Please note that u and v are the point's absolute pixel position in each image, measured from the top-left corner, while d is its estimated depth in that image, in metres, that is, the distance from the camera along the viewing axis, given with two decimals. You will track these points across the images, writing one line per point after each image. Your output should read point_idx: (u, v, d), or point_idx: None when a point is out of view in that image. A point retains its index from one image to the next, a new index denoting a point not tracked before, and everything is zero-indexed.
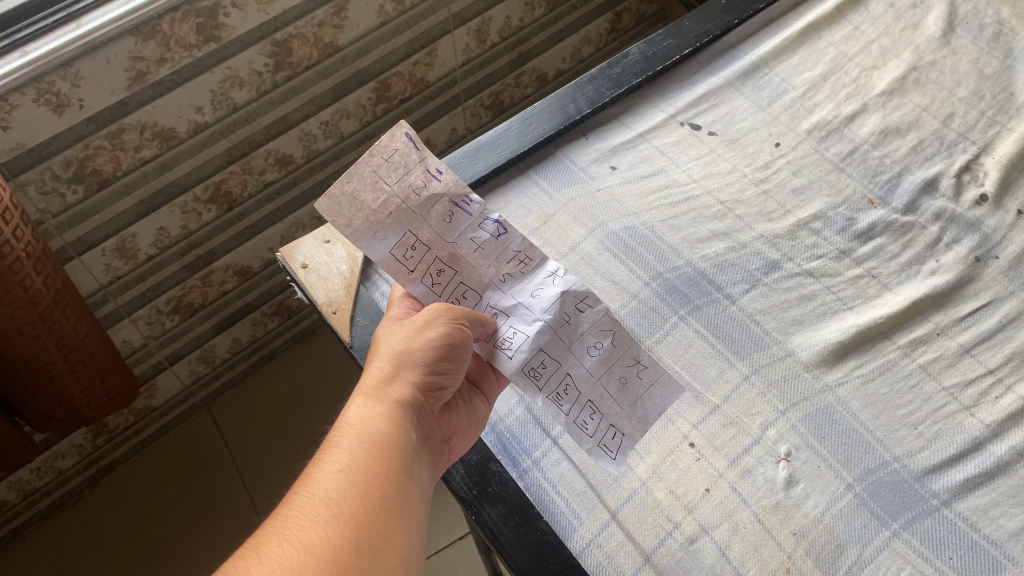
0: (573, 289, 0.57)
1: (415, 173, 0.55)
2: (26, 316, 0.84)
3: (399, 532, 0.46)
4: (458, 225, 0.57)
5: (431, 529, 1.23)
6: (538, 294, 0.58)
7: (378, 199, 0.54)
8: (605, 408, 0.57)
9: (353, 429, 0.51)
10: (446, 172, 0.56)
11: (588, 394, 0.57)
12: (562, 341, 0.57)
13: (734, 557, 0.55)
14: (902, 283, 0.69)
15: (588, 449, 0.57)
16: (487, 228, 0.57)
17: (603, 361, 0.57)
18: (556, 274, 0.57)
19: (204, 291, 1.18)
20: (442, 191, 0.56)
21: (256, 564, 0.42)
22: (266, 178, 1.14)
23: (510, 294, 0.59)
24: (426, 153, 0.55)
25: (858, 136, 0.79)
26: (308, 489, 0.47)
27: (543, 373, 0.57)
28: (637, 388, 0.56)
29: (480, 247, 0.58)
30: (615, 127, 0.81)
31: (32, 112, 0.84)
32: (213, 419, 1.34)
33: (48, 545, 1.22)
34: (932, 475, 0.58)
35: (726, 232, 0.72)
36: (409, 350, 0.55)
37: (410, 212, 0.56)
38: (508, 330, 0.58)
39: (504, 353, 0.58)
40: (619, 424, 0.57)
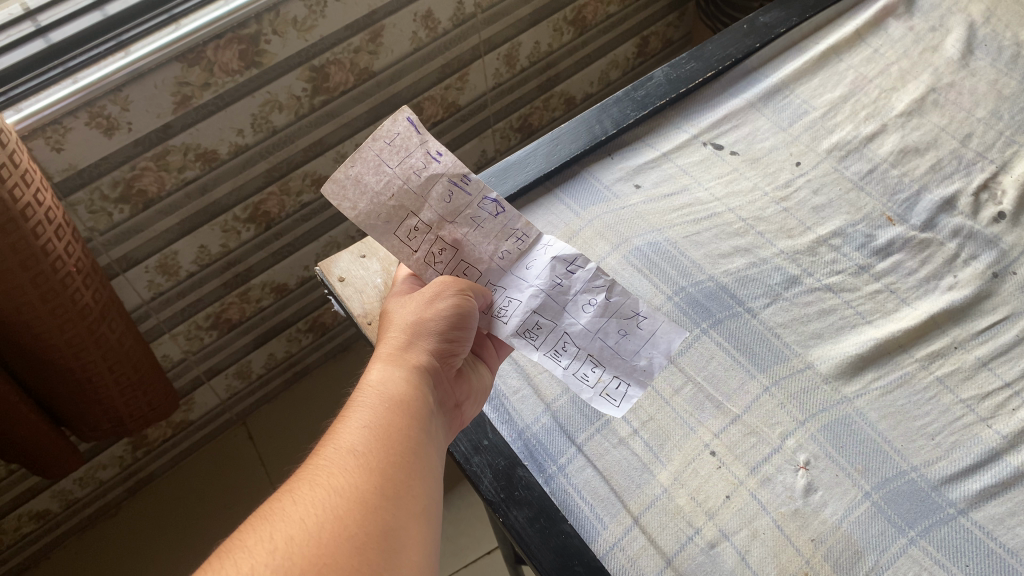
0: (562, 254, 0.62)
1: (416, 155, 0.59)
2: (75, 328, 0.88)
3: (421, 483, 0.48)
4: (459, 205, 0.61)
5: (460, 542, 1.24)
6: (533, 264, 0.63)
7: (381, 181, 0.58)
8: (605, 359, 0.60)
9: (374, 389, 0.53)
10: (446, 153, 0.59)
11: (586, 348, 0.60)
12: (556, 303, 0.62)
13: (753, 562, 0.57)
14: (920, 298, 0.70)
15: (589, 400, 0.59)
16: (486, 207, 0.61)
17: (596, 317, 0.61)
18: (549, 244, 0.63)
19: (242, 307, 1.22)
20: (442, 172, 0.60)
21: (290, 505, 0.44)
22: (303, 199, 1.18)
23: (508, 268, 0.63)
24: (427, 136, 0.59)
25: (878, 156, 0.81)
26: (335, 442, 0.49)
27: (538, 333, 0.61)
28: (636, 340, 0.60)
29: (479, 226, 0.62)
30: (640, 147, 0.84)
31: (85, 134, 0.89)
32: (248, 433, 1.38)
33: (87, 554, 1.26)
34: (949, 484, 0.59)
35: (748, 248, 0.74)
36: (422, 320, 0.58)
37: (413, 193, 0.59)
38: (504, 299, 0.62)
39: (501, 319, 0.62)
40: (622, 377, 0.60)
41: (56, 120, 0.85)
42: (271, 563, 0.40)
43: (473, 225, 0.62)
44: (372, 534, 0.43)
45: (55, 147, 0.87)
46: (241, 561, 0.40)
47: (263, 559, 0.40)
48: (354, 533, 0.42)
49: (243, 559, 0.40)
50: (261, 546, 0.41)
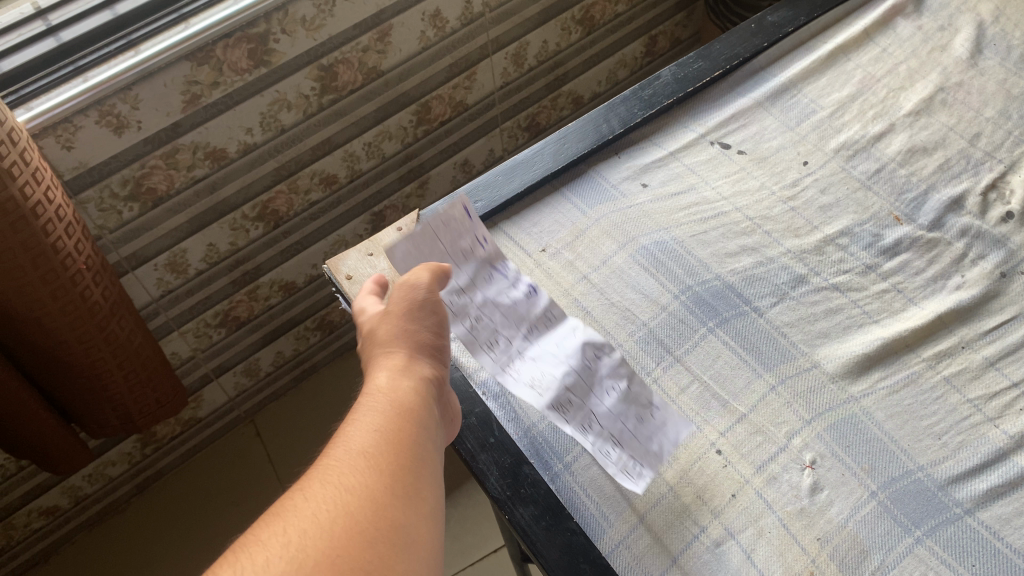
0: (591, 340, 0.66)
1: (467, 239, 0.67)
2: (85, 325, 0.89)
3: (431, 487, 0.48)
4: (481, 271, 0.68)
5: (466, 540, 1.24)
6: (556, 343, 0.66)
7: (429, 252, 0.65)
8: (625, 440, 0.62)
9: (381, 393, 0.53)
10: (491, 242, 0.68)
11: (608, 428, 0.62)
12: (584, 385, 0.64)
13: (759, 561, 0.57)
14: (927, 297, 0.70)
15: (613, 474, 0.60)
16: (518, 289, 0.68)
17: (618, 400, 0.64)
18: (576, 329, 0.67)
19: (251, 305, 1.22)
20: (485, 255, 0.67)
21: (300, 504, 0.44)
22: (311, 198, 1.18)
23: (532, 344, 0.66)
24: (478, 226, 0.67)
25: (885, 155, 0.81)
26: (344, 443, 0.49)
27: (570, 408, 0.63)
28: (650, 427, 0.62)
29: (491, 285, 0.68)
30: (647, 146, 0.84)
31: (95, 133, 0.89)
32: (256, 431, 1.38)
33: (96, 550, 1.26)
34: (956, 484, 0.59)
35: (754, 247, 0.74)
36: (407, 316, 0.59)
37: (451, 261, 0.66)
38: (533, 369, 0.64)
39: (536, 390, 0.63)
40: (640, 458, 0.61)
41: (67, 118, 0.86)
42: (285, 560, 0.40)
43: (503, 302, 0.67)
44: (385, 530, 0.43)
45: (65, 145, 0.88)
46: (254, 560, 0.40)
47: (277, 557, 0.40)
48: (367, 533, 0.42)
49: (257, 555, 0.41)
50: (273, 543, 0.41)
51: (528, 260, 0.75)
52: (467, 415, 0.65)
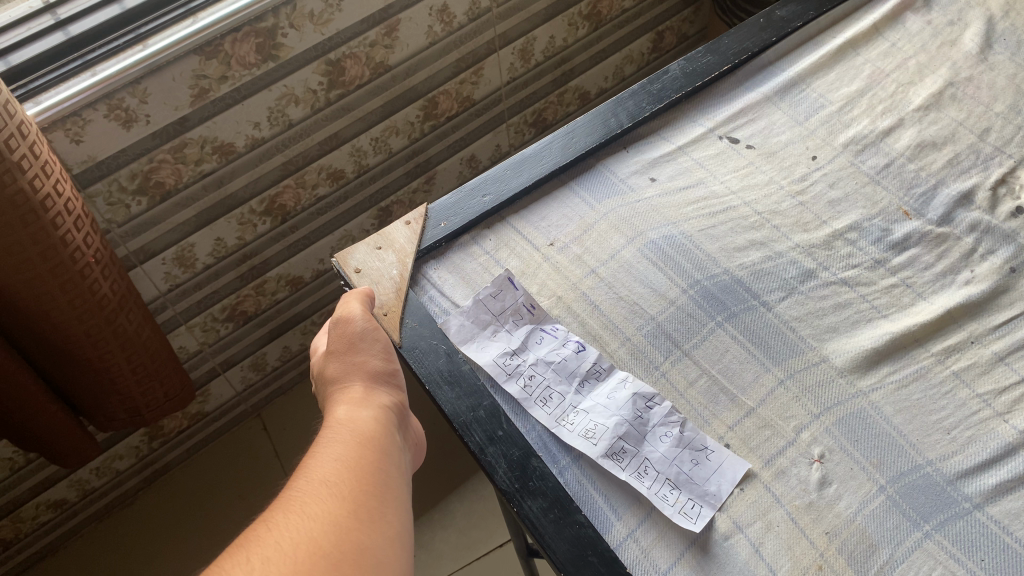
0: (642, 390, 0.66)
1: (510, 301, 0.72)
2: (93, 318, 0.89)
3: (391, 509, 0.51)
4: (510, 309, 0.72)
5: (472, 535, 1.24)
6: (612, 396, 0.66)
7: (477, 317, 0.72)
8: (681, 483, 0.61)
9: (341, 427, 0.57)
10: (526, 291, 0.72)
11: (664, 472, 0.62)
12: (637, 433, 0.64)
13: (767, 554, 0.57)
14: (937, 292, 0.70)
15: (670, 516, 0.59)
16: (569, 347, 0.69)
17: (673, 446, 0.63)
18: (627, 380, 0.67)
19: (258, 300, 1.22)
20: (519, 300, 0.72)
21: (266, 530, 0.47)
22: (319, 193, 1.18)
23: (587, 396, 0.67)
24: (522, 292, 0.72)
25: (894, 150, 0.80)
26: (307, 473, 0.52)
27: (624, 456, 0.63)
28: (706, 469, 0.62)
29: (516, 316, 0.72)
30: (655, 141, 0.84)
31: (104, 127, 0.89)
32: (263, 425, 1.39)
33: (103, 543, 1.27)
34: (965, 479, 0.59)
35: (763, 242, 0.74)
36: (350, 349, 0.64)
37: (493, 317, 0.72)
38: (588, 422, 0.65)
39: (589, 440, 0.64)
40: (697, 499, 0.60)
41: (76, 112, 0.86)
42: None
43: (557, 360, 0.69)
44: (348, 551, 0.46)
45: (74, 139, 0.88)
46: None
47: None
48: (328, 551, 0.45)
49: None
50: (239, 564, 0.44)
51: (537, 254, 0.75)
52: (475, 408, 0.65)
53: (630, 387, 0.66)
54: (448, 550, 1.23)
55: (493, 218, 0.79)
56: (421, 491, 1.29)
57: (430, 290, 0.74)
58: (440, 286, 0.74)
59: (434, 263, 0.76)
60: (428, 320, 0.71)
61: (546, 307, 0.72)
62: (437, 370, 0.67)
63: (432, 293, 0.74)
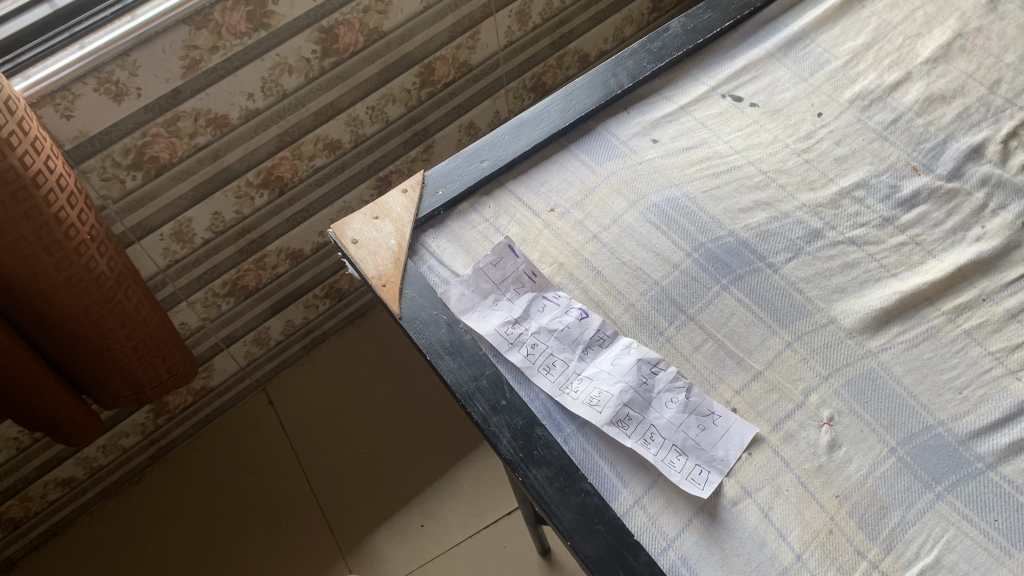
0: (646, 356, 0.65)
1: (510, 268, 0.71)
2: (91, 296, 0.88)
3: None
4: (509, 275, 0.71)
5: (480, 504, 1.24)
6: (617, 363, 0.65)
7: (478, 284, 0.70)
8: (688, 449, 0.60)
9: None
10: (526, 258, 0.71)
11: (671, 439, 0.61)
12: (642, 400, 0.63)
13: (776, 519, 0.56)
14: (947, 249, 0.68)
15: (676, 483, 0.59)
16: (572, 314, 0.68)
17: (679, 412, 0.63)
18: (631, 346, 0.65)
19: (258, 274, 1.21)
20: (519, 267, 0.71)
21: None
22: (316, 164, 1.16)
23: (591, 364, 0.66)
24: (522, 258, 0.71)
25: (902, 105, 0.78)
26: None
27: (630, 423, 0.62)
28: (713, 435, 0.61)
29: (518, 284, 0.70)
30: (657, 101, 0.82)
31: (94, 101, 0.88)
32: (269, 399, 1.38)
33: (112, 519, 1.27)
34: (977, 438, 0.58)
35: (768, 202, 0.72)
36: None
37: (493, 284, 0.70)
38: (593, 389, 0.64)
39: (594, 408, 0.63)
40: (704, 464, 0.59)
41: (64, 86, 0.85)
42: None
43: (559, 328, 0.68)
44: None
45: (64, 114, 0.87)
46: None
47: None
48: None
49: None
50: None
51: (537, 221, 0.74)
52: (478, 378, 0.64)
53: (634, 352, 0.65)
54: (457, 519, 1.23)
55: (492, 184, 0.77)
56: (429, 462, 1.29)
57: (429, 260, 0.73)
58: (439, 256, 0.73)
59: (433, 231, 0.75)
60: (428, 290, 0.70)
61: (548, 275, 0.70)
62: (438, 341, 0.66)
63: (431, 263, 0.73)
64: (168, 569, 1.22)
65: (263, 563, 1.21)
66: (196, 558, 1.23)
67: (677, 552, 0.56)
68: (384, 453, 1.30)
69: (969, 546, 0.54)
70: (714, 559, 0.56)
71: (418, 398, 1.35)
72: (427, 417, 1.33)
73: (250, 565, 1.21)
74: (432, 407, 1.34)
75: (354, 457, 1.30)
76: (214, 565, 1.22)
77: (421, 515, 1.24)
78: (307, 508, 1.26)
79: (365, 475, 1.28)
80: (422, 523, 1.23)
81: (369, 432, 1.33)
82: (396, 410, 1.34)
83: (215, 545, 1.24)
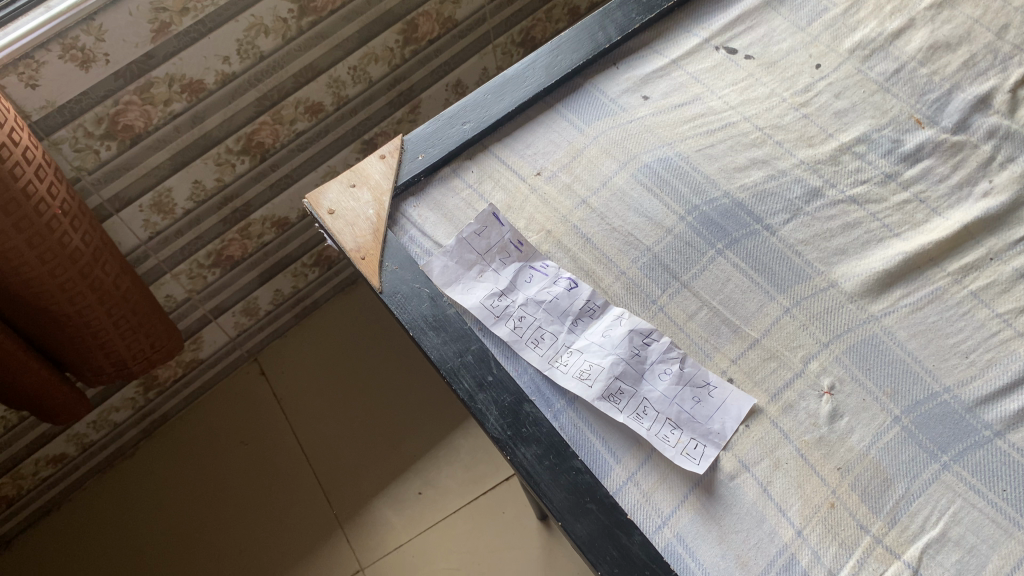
0: (638, 326, 0.62)
1: (495, 238, 0.68)
2: (67, 273, 0.85)
3: None
4: (494, 244, 0.68)
5: (477, 471, 1.23)
6: (608, 334, 0.62)
7: (462, 255, 0.67)
8: (683, 422, 0.58)
9: None
10: (512, 225, 0.68)
11: (664, 412, 0.59)
12: (634, 372, 0.61)
13: (776, 494, 0.54)
14: (952, 206, 0.65)
15: (671, 458, 0.56)
16: (560, 284, 0.65)
17: (673, 383, 0.60)
18: (623, 316, 0.63)
19: (243, 244, 1.18)
20: (504, 236, 0.68)
21: None
22: (297, 128, 1.12)
23: (581, 336, 0.63)
24: (507, 226, 0.68)
25: (905, 54, 0.74)
26: None
27: (622, 397, 0.59)
28: (709, 407, 0.58)
29: (503, 253, 0.67)
30: (647, 55, 0.78)
31: (60, 69, 0.84)
32: (261, 369, 1.35)
33: (106, 494, 1.25)
34: (984, 405, 0.56)
35: (765, 160, 0.69)
36: None
37: (478, 255, 0.67)
38: (583, 362, 0.62)
39: (584, 382, 0.60)
40: (699, 438, 0.57)
41: (27, 54, 0.81)
42: None
43: (547, 299, 0.65)
44: None
45: (29, 83, 0.83)
46: None
47: None
48: None
49: None
50: None
51: (523, 185, 0.71)
52: (463, 353, 0.61)
53: (625, 323, 0.62)
54: (454, 487, 1.22)
55: (475, 147, 0.74)
56: (425, 429, 1.27)
57: (411, 230, 0.70)
58: (420, 226, 0.70)
59: (413, 199, 0.71)
60: (409, 262, 0.67)
61: (535, 243, 0.67)
62: (421, 315, 0.64)
63: (412, 233, 0.70)
64: (165, 544, 1.21)
65: (259, 535, 1.20)
66: (192, 533, 1.21)
67: (672, 530, 0.54)
68: (379, 422, 1.28)
69: (976, 518, 0.52)
70: (710, 537, 0.53)
71: (413, 365, 1.33)
72: (423, 384, 1.31)
73: (246, 537, 1.20)
74: (427, 374, 1.32)
75: (349, 427, 1.28)
76: (210, 538, 1.21)
77: (419, 483, 1.22)
78: (303, 479, 1.24)
79: (362, 445, 1.27)
80: (420, 491, 1.22)
81: (365, 400, 1.30)
82: (391, 378, 1.32)
83: (211, 519, 1.22)
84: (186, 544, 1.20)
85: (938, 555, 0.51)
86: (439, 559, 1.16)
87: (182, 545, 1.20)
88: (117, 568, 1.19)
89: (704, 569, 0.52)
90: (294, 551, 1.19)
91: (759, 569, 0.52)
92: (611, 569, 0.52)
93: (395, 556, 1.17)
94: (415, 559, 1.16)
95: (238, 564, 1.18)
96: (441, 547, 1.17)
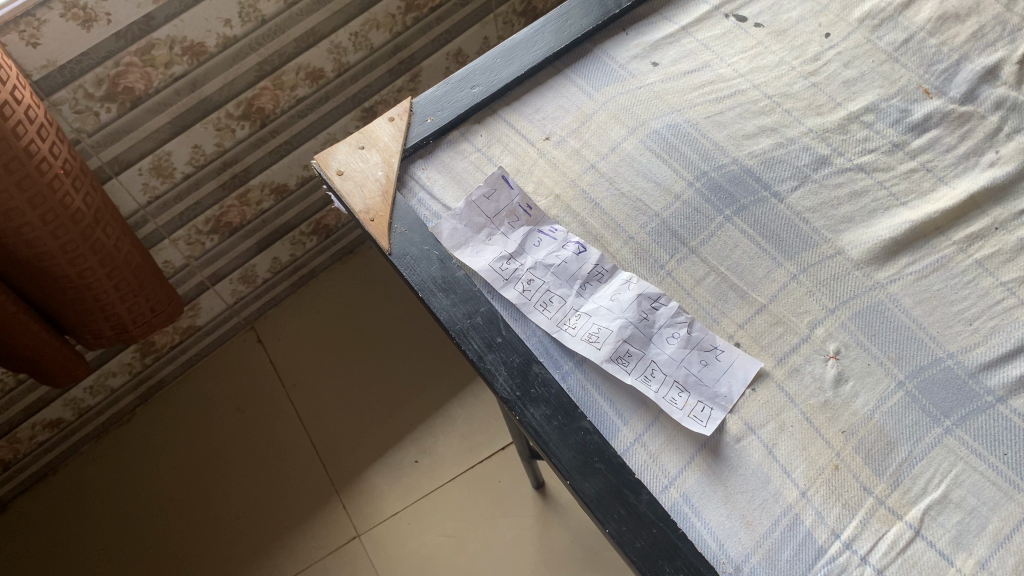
0: (647, 291, 0.62)
1: (506, 203, 0.68)
2: (69, 234, 0.84)
3: None
4: (501, 207, 0.68)
5: (475, 440, 1.23)
6: (617, 298, 0.63)
7: (471, 218, 0.67)
8: (690, 385, 0.59)
9: None
10: (519, 189, 0.68)
11: (672, 374, 0.59)
12: (642, 335, 0.61)
13: (780, 456, 0.55)
14: (958, 176, 0.66)
15: (678, 420, 0.57)
16: (568, 248, 0.65)
17: (681, 347, 0.61)
18: (631, 281, 0.63)
19: (242, 211, 1.18)
20: (512, 200, 0.68)
21: None
22: (298, 94, 1.12)
23: (589, 299, 0.64)
24: (517, 192, 0.68)
25: (914, 24, 0.74)
26: None
27: (630, 360, 0.60)
28: (716, 370, 0.59)
29: (511, 217, 0.68)
30: (657, 21, 0.78)
31: (61, 28, 0.83)
32: (258, 337, 1.35)
33: (102, 460, 1.25)
34: (987, 370, 0.57)
35: (774, 128, 0.69)
36: None
37: (487, 218, 0.68)
38: (592, 325, 0.62)
39: (593, 344, 0.61)
40: (706, 401, 0.58)
41: (28, 12, 0.79)
42: None
43: (556, 263, 0.65)
44: None
45: (30, 41, 0.82)
46: None
47: None
48: None
49: None
50: None
51: (531, 150, 0.71)
52: (472, 315, 0.62)
53: (633, 288, 0.63)
54: (451, 455, 1.22)
55: (484, 111, 0.74)
56: (423, 399, 1.27)
57: (419, 193, 0.70)
58: (429, 188, 0.70)
59: (421, 162, 0.71)
60: (418, 225, 0.67)
61: (543, 208, 0.67)
62: (430, 278, 0.64)
63: (420, 196, 0.70)
64: (162, 508, 1.21)
65: (256, 501, 1.21)
66: (190, 498, 1.22)
67: (679, 490, 0.55)
68: (377, 390, 1.29)
69: (978, 480, 0.53)
70: (716, 497, 0.54)
71: (412, 336, 1.33)
72: (421, 354, 1.31)
73: (242, 504, 1.21)
74: (427, 345, 1.32)
75: (347, 395, 1.29)
76: (207, 504, 1.21)
77: (415, 451, 1.23)
78: (300, 446, 1.25)
79: (359, 414, 1.27)
80: (416, 459, 1.22)
81: (363, 370, 1.31)
82: (390, 348, 1.32)
83: (207, 485, 1.23)
84: (182, 510, 1.21)
85: (940, 516, 0.52)
86: (435, 526, 1.17)
87: (178, 511, 1.21)
88: (113, 533, 1.20)
89: (711, 529, 0.53)
90: (291, 517, 1.19)
91: (764, 528, 0.53)
92: (619, 527, 0.53)
93: (391, 523, 1.18)
94: (411, 525, 1.17)
95: (235, 529, 1.19)
96: (437, 515, 1.18)
